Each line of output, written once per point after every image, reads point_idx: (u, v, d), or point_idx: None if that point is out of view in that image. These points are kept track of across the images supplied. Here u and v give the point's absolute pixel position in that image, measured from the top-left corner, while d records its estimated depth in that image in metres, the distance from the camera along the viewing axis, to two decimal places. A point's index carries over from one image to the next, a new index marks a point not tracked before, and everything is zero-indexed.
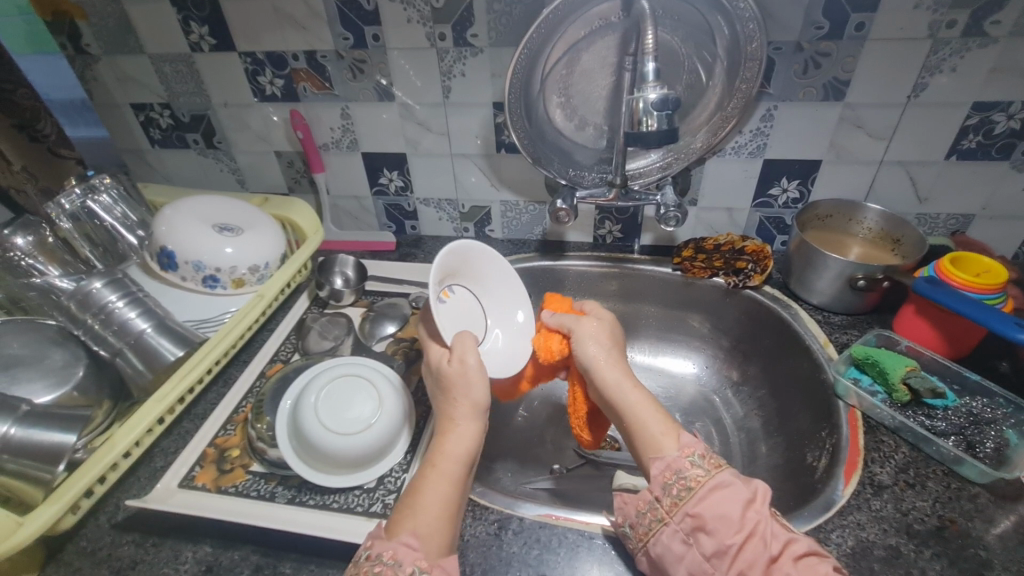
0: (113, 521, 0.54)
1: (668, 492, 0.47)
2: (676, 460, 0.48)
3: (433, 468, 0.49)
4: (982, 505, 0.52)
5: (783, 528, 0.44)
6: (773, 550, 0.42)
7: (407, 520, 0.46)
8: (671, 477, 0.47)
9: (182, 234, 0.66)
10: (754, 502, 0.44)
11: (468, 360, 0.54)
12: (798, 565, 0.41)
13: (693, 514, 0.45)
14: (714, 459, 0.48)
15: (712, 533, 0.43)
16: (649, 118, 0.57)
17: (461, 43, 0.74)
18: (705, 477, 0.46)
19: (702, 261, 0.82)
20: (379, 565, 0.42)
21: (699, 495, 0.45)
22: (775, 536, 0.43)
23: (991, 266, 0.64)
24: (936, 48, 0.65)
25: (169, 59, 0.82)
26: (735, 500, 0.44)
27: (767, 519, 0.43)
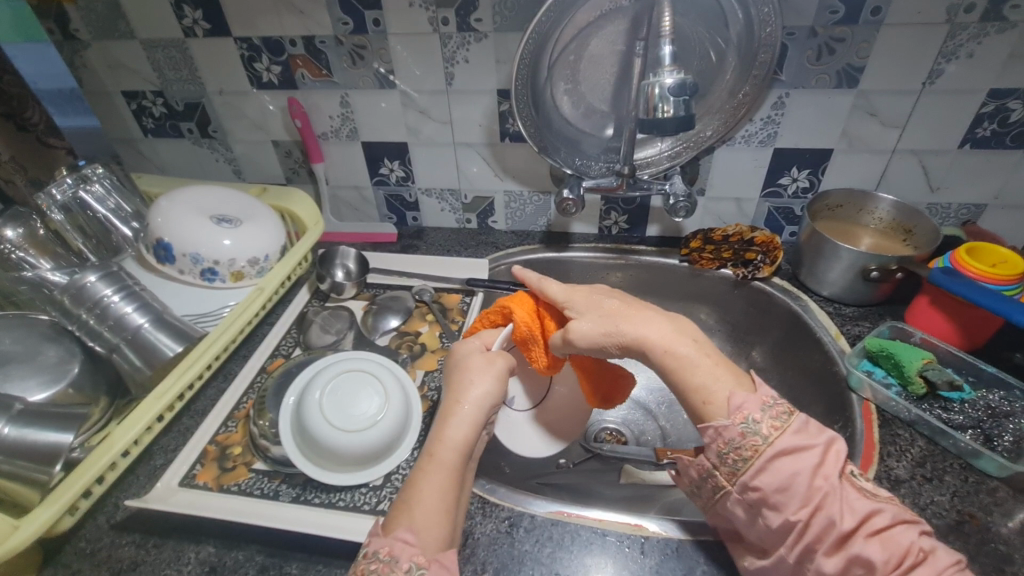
0: (112, 522, 0.53)
1: (725, 462, 0.45)
2: (727, 430, 0.45)
3: (432, 458, 0.47)
4: (1001, 499, 0.51)
5: (861, 495, 0.42)
6: (844, 526, 0.40)
7: (404, 514, 0.45)
8: (724, 446, 0.45)
9: (179, 225, 0.64)
10: (823, 468, 0.42)
11: (495, 361, 0.54)
12: (874, 538, 0.40)
13: (753, 487, 0.44)
14: (774, 419, 0.45)
15: (778, 508, 0.43)
16: (665, 104, 0.55)
17: (465, 28, 0.71)
18: (763, 445, 0.44)
19: (711, 252, 0.80)
20: (376, 562, 0.41)
21: (757, 466, 0.43)
22: (848, 506, 0.41)
23: (1009, 256, 0.63)
24: (953, 34, 0.64)
25: (162, 44, 0.79)
26: (801, 471, 0.42)
27: (837, 490, 0.42)
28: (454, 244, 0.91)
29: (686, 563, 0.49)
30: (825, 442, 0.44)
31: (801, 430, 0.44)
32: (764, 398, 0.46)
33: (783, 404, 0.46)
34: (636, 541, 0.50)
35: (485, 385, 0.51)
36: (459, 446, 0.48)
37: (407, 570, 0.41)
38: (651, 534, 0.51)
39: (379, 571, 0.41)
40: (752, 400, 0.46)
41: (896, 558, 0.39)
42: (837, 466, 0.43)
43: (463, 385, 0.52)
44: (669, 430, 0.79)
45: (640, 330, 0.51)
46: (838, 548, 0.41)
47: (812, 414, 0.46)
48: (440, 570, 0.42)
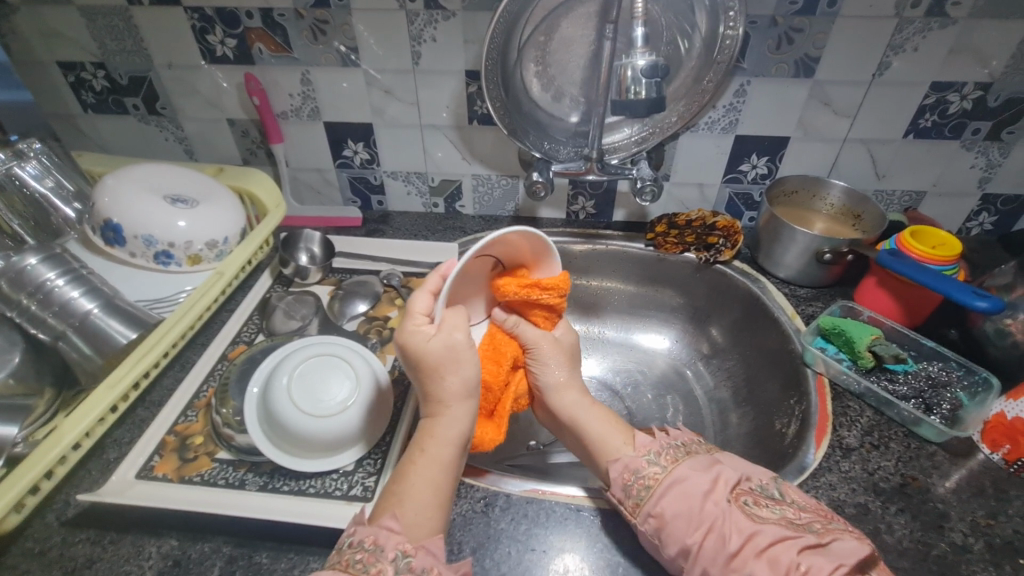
0: (63, 519, 0.50)
1: (629, 493, 0.49)
2: (631, 461, 0.50)
3: (422, 453, 0.48)
4: (939, 462, 0.56)
5: (748, 520, 0.44)
6: (731, 546, 0.43)
7: (392, 504, 0.45)
8: (630, 477, 0.50)
9: (130, 206, 0.61)
10: (712, 494, 0.46)
11: (454, 335, 0.51)
12: (762, 559, 0.42)
13: (654, 514, 0.47)
14: (669, 454, 0.50)
15: (673, 532, 0.45)
16: (637, 86, 0.56)
17: (432, 5, 0.70)
18: (662, 474, 0.49)
19: (675, 236, 0.82)
20: (361, 552, 0.41)
21: (657, 492, 0.47)
22: (734, 527, 0.44)
23: (948, 239, 0.67)
24: (901, 28, 0.67)
25: (103, 12, 0.73)
26: (693, 496, 0.46)
27: (724, 514, 0.45)
28: (420, 228, 0.90)
29: None
30: (713, 475, 0.48)
31: (694, 466, 0.49)
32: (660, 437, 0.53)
33: (677, 446, 0.52)
34: (608, 515, 0.52)
35: (459, 378, 0.50)
36: (454, 443, 0.49)
37: (394, 558, 0.41)
38: (624, 508, 0.52)
39: (364, 560, 0.40)
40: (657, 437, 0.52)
41: None
42: (725, 493, 0.46)
43: (432, 380, 0.50)
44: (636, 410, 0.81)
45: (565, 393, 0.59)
46: (731, 571, 0.42)
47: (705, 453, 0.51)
48: (428, 556, 0.42)
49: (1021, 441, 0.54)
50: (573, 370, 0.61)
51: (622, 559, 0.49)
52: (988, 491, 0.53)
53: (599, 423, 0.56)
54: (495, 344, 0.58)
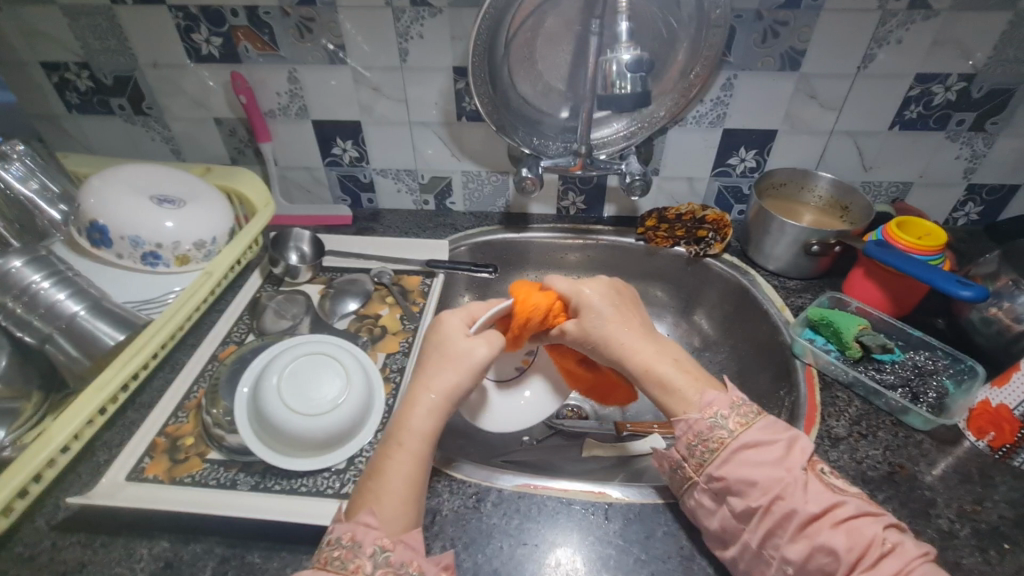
0: (53, 522, 0.50)
1: (693, 453, 0.49)
2: (697, 423, 0.49)
3: (397, 446, 0.48)
4: (926, 450, 0.56)
5: (826, 488, 0.45)
6: (809, 511, 0.43)
7: (369, 498, 0.45)
8: (694, 438, 0.49)
9: (116, 206, 0.60)
10: (786, 461, 0.46)
11: (477, 347, 0.53)
12: (837, 529, 0.42)
13: (718, 475, 0.47)
14: (742, 415, 0.49)
15: (741, 495, 0.46)
16: (622, 81, 0.56)
17: (418, 2, 0.70)
18: (729, 438, 0.48)
19: (665, 231, 0.82)
20: (339, 549, 0.42)
21: (723, 456, 0.47)
22: (812, 496, 0.44)
23: (933, 229, 0.68)
24: (885, 20, 0.68)
25: (85, 11, 0.73)
26: (763, 462, 0.46)
27: (800, 482, 0.44)
28: (411, 226, 0.90)
29: (649, 526, 0.51)
30: (788, 438, 0.47)
31: (767, 427, 0.48)
32: (733, 397, 0.51)
33: (751, 406, 0.50)
34: (600, 509, 0.52)
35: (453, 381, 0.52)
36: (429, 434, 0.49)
37: (372, 554, 0.41)
38: (615, 501, 0.53)
39: (342, 557, 0.41)
40: (723, 399, 0.50)
41: (863, 550, 0.41)
42: (800, 460, 0.46)
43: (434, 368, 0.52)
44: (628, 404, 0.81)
45: (630, 343, 0.57)
46: (803, 536, 0.43)
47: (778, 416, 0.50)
48: (407, 550, 0.42)
49: (1005, 428, 0.55)
50: (636, 319, 0.59)
51: (613, 552, 0.49)
52: (975, 477, 0.54)
53: (682, 379, 0.53)
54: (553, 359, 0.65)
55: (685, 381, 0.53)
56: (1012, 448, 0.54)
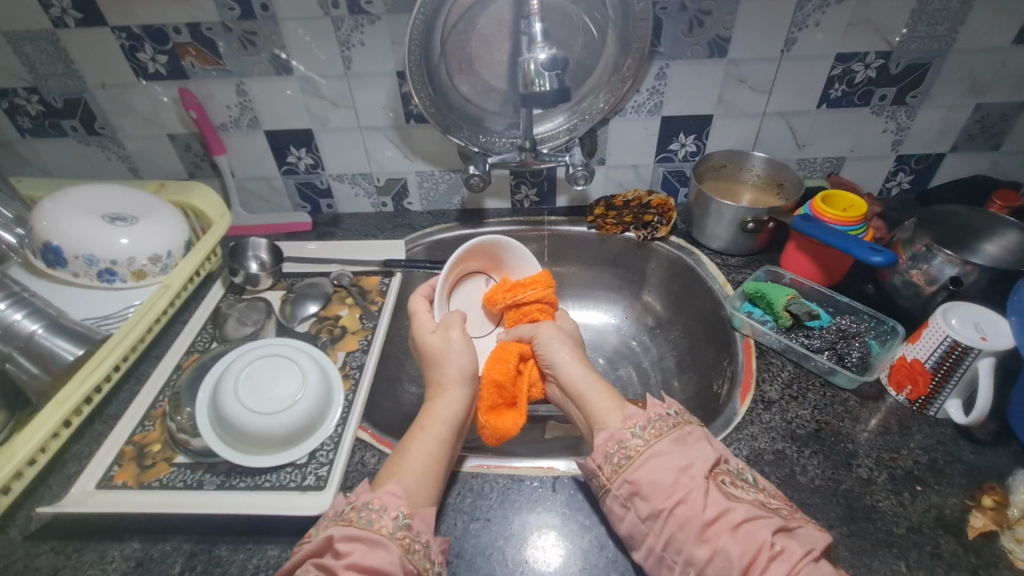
0: (26, 533, 0.52)
1: (609, 461, 0.51)
2: (618, 431, 0.52)
3: (422, 430, 0.54)
4: (851, 407, 0.60)
5: (723, 497, 0.46)
6: (706, 514, 0.44)
7: (392, 474, 0.50)
8: (612, 446, 0.51)
9: (68, 227, 0.62)
10: (690, 469, 0.47)
11: (451, 335, 0.62)
12: (734, 533, 0.43)
13: (630, 480, 0.48)
14: (656, 427, 0.51)
15: (648, 498, 0.47)
16: (541, 79, 0.59)
17: (356, 10, 0.72)
18: (644, 447, 0.50)
19: (614, 218, 0.86)
20: (367, 511, 0.46)
21: (638, 462, 0.49)
22: (710, 501, 0.45)
23: (855, 201, 0.72)
24: (801, 5, 0.71)
25: (29, 37, 0.74)
26: (669, 468, 0.48)
27: (701, 488, 0.46)
28: (370, 228, 0.92)
29: (594, 495, 0.55)
30: (695, 450, 0.49)
31: (678, 438, 0.50)
32: (651, 411, 0.52)
33: (664, 419, 0.52)
34: (549, 482, 0.56)
35: (456, 364, 0.60)
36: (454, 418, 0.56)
37: (394, 517, 0.45)
38: (563, 475, 0.56)
39: (370, 518, 0.45)
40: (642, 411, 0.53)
41: (754, 554, 0.42)
42: (704, 470, 0.47)
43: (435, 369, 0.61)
44: None
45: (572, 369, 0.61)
46: (703, 540, 0.44)
47: (693, 429, 0.51)
48: (423, 522, 0.47)
49: (919, 381, 0.58)
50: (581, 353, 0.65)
51: (560, 520, 0.53)
52: (894, 428, 0.58)
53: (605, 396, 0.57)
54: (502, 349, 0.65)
55: (596, 391, 0.58)
56: (927, 399, 0.58)
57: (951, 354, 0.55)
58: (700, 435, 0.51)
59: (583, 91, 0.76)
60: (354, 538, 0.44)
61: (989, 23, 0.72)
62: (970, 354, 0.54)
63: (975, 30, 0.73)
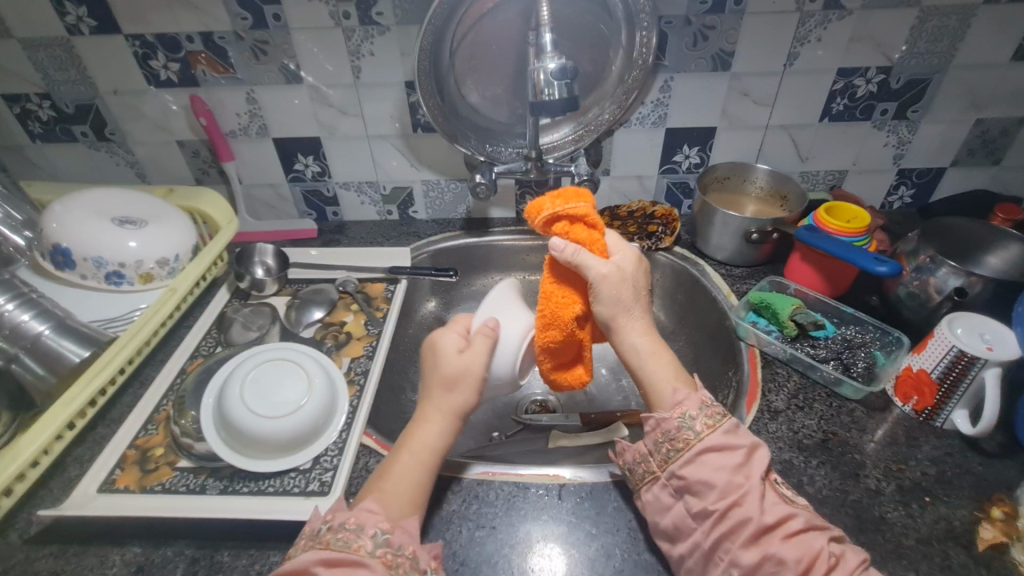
0: (26, 537, 0.52)
1: (660, 450, 0.50)
2: (666, 421, 0.51)
3: (407, 450, 0.51)
4: (858, 417, 0.60)
5: (780, 498, 0.47)
6: (767, 520, 0.45)
7: (380, 492, 0.49)
8: (661, 436, 0.51)
9: (78, 229, 0.62)
10: (746, 467, 0.47)
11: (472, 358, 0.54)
12: (789, 540, 0.44)
13: (680, 474, 0.48)
14: (708, 418, 0.50)
15: (698, 495, 0.47)
16: (551, 88, 0.60)
17: (367, 21, 0.73)
18: (694, 439, 0.49)
19: (619, 228, 0.86)
20: (342, 532, 0.44)
21: (687, 457, 0.49)
22: (767, 505, 0.46)
23: (858, 213, 0.73)
24: (804, 21, 0.73)
25: (43, 44, 0.75)
26: (724, 467, 0.47)
27: (757, 489, 0.46)
28: (375, 236, 0.93)
29: (600, 503, 0.54)
30: (749, 444, 0.49)
31: (729, 431, 0.50)
32: (702, 397, 0.52)
33: (716, 408, 0.51)
34: (555, 490, 0.55)
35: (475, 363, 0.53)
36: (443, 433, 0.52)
37: (373, 535, 0.44)
38: (568, 483, 0.56)
39: (346, 538, 0.44)
40: (691, 398, 0.51)
41: (809, 561, 0.43)
42: (760, 469, 0.48)
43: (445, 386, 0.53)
44: (594, 394, 0.84)
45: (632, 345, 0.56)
46: (755, 543, 0.44)
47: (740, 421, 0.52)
48: (404, 534, 0.45)
49: (926, 392, 0.58)
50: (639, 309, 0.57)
51: (566, 529, 0.52)
52: (901, 440, 0.58)
53: (665, 372, 0.55)
54: (552, 309, 0.56)
55: (653, 364, 0.55)
56: (934, 410, 0.58)
57: (957, 364, 0.55)
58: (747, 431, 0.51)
59: (589, 102, 0.77)
60: (335, 564, 0.42)
61: (987, 41, 0.74)
62: (976, 364, 0.54)
63: (974, 47, 0.75)
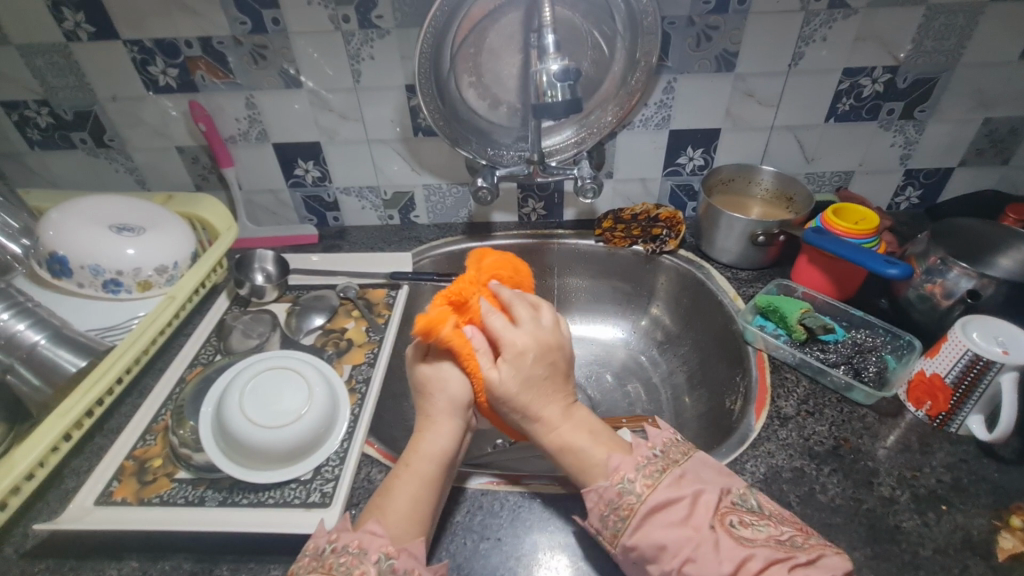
0: (21, 551, 0.51)
1: (607, 523, 0.47)
2: (606, 491, 0.47)
3: (406, 467, 0.50)
4: (869, 423, 0.59)
5: (737, 542, 0.43)
6: (722, 573, 0.41)
7: (375, 512, 0.47)
8: (605, 508, 0.47)
9: (75, 237, 0.62)
10: (692, 518, 0.44)
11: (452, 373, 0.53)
12: None
13: (631, 546, 0.45)
14: (647, 476, 0.47)
15: (655, 560, 0.44)
16: (553, 90, 0.59)
17: (367, 24, 0.72)
18: (636, 503, 0.46)
19: (622, 231, 0.85)
20: (345, 555, 0.44)
21: (634, 524, 0.45)
22: (723, 555, 0.42)
23: (867, 214, 0.72)
24: (809, 20, 0.72)
25: (42, 50, 0.74)
26: (672, 523, 0.44)
27: (709, 541, 0.43)
28: (376, 241, 0.92)
29: None
30: (692, 493, 0.46)
31: (671, 483, 0.47)
32: (638, 457, 0.49)
33: (655, 462, 0.48)
34: (561, 500, 0.54)
35: (444, 395, 0.53)
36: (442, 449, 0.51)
37: (376, 560, 0.43)
38: (575, 492, 0.55)
39: (348, 563, 0.43)
40: (627, 461, 0.48)
41: None
42: (706, 516, 0.44)
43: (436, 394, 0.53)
44: (599, 400, 0.83)
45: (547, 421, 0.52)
46: None
47: (705, 457, 0.50)
48: (409, 559, 0.44)
49: (939, 397, 0.57)
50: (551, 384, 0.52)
51: (573, 539, 0.51)
52: (915, 446, 0.57)
53: (585, 444, 0.51)
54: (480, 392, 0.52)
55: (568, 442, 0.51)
56: (948, 415, 0.57)
57: (972, 368, 0.54)
58: (698, 470, 0.48)
59: (592, 104, 0.76)
60: None
61: (996, 39, 0.73)
62: (992, 368, 0.52)
63: (982, 45, 0.74)
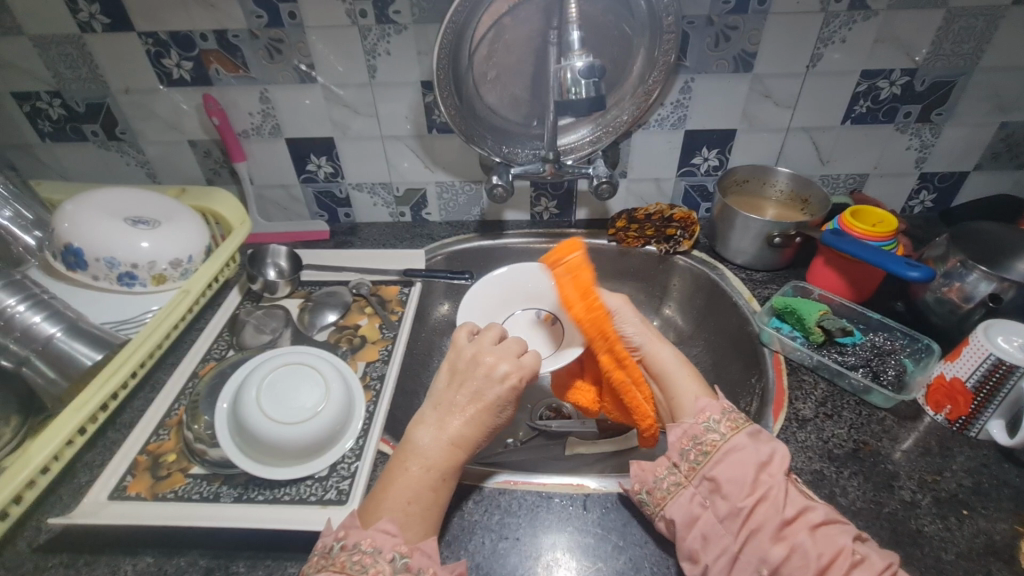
0: (35, 545, 0.50)
1: (686, 457, 0.50)
2: (692, 426, 0.51)
3: (410, 458, 0.49)
4: (889, 427, 0.59)
5: (801, 496, 0.46)
6: (787, 514, 0.44)
7: (384, 505, 0.46)
8: (688, 442, 0.51)
9: (90, 228, 0.61)
10: (770, 468, 0.47)
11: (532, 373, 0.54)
12: (814, 532, 0.43)
13: (709, 477, 0.48)
14: (731, 420, 0.51)
15: (727, 497, 0.47)
16: (577, 87, 0.59)
17: (384, 20, 0.72)
18: (720, 441, 0.49)
19: (636, 231, 0.84)
20: (357, 553, 0.43)
21: (716, 458, 0.48)
22: (790, 500, 0.45)
23: (885, 217, 0.71)
24: (828, 21, 0.71)
25: (55, 41, 0.74)
26: (748, 464, 0.47)
27: (781, 485, 0.46)
28: (388, 238, 0.91)
29: (627, 514, 0.53)
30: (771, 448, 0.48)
31: (754, 434, 0.50)
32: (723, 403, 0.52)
33: (739, 414, 0.52)
34: (580, 500, 0.54)
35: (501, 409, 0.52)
36: (449, 443, 0.49)
37: (392, 559, 0.43)
38: (592, 492, 0.54)
39: (363, 561, 0.42)
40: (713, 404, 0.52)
41: (833, 556, 0.42)
42: (783, 467, 0.47)
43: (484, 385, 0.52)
44: None
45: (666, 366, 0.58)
46: (781, 538, 0.44)
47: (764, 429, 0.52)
48: (423, 557, 0.44)
49: (960, 401, 0.57)
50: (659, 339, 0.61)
51: (591, 540, 0.51)
52: (934, 450, 0.56)
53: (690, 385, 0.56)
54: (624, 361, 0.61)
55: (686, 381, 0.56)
56: (968, 420, 0.57)
57: (993, 373, 0.53)
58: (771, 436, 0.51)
59: (609, 103, 0.76)
60: None
61: (1016, 42, 0.72)
62: (1015, 373, 0.52)
63: (1000, 49, 0.73)
